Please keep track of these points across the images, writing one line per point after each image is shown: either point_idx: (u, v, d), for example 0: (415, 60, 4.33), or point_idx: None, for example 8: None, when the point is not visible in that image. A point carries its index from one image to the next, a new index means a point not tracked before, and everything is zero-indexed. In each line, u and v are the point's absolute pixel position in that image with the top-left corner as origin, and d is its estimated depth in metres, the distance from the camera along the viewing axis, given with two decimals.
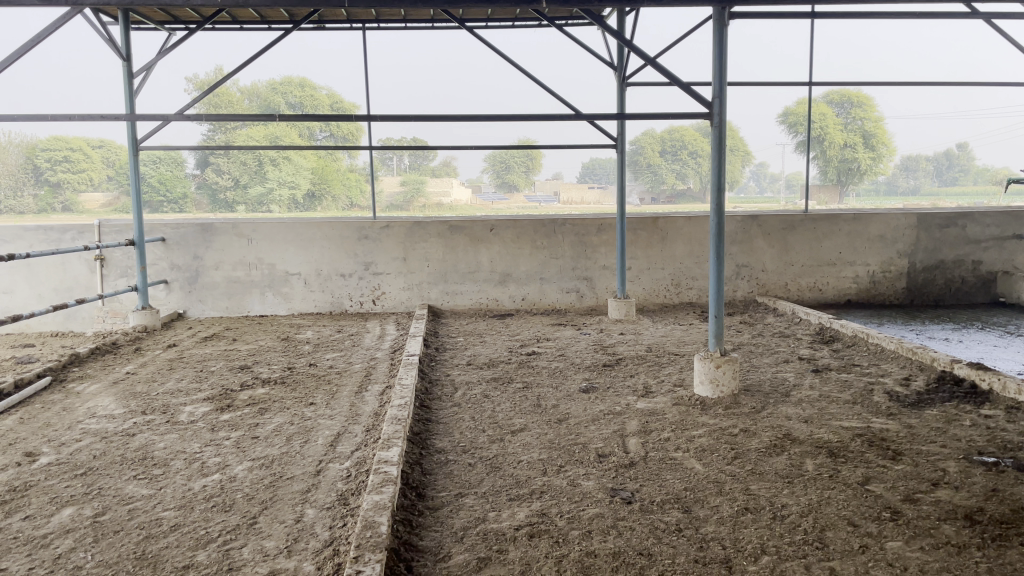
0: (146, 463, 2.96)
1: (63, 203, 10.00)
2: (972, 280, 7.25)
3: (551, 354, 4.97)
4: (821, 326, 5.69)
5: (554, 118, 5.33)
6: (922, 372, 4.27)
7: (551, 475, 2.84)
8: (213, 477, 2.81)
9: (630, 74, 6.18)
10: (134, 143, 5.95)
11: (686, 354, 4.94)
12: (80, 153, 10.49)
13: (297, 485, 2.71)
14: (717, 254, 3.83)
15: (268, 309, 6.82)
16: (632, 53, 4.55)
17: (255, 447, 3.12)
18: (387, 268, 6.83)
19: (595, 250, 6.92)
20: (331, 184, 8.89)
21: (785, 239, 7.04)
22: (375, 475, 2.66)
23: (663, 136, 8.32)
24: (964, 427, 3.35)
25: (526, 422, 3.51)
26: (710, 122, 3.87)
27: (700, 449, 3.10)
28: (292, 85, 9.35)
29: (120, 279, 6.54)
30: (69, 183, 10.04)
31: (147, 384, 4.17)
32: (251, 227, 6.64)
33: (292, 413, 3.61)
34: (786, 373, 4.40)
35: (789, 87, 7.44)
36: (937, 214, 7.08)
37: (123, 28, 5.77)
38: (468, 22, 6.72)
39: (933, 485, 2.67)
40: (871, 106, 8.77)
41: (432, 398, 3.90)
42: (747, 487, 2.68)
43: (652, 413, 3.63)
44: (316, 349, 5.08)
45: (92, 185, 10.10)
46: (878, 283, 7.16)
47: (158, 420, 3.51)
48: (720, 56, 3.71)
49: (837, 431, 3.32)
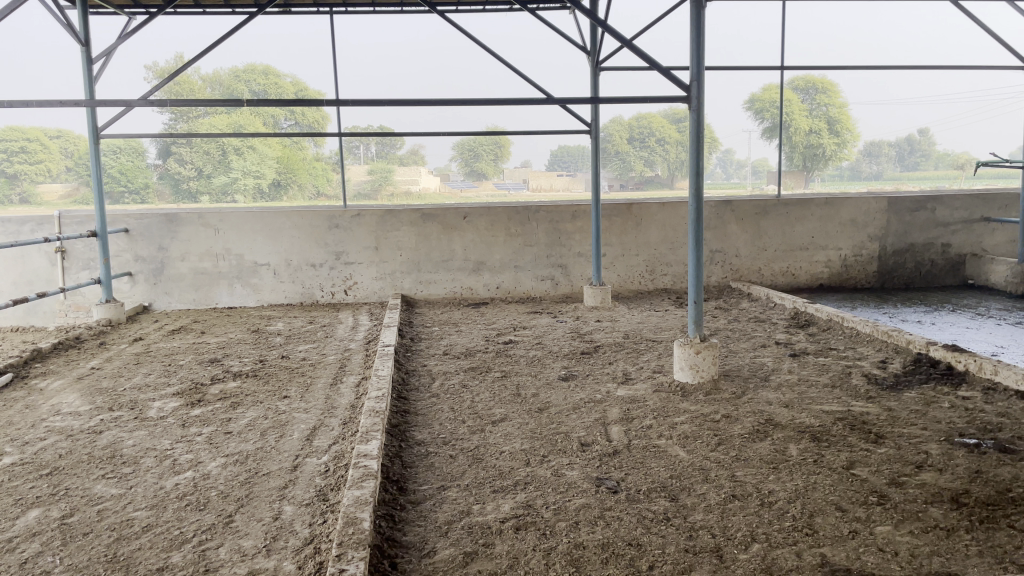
0: (115, 461, 2.86)
1: (22, 195, 9.87)
2: (941, 263, 7.33)
3: (528, 343, 4.92)
4: (796, 310, 5.71)
5: (528, 103, 5.25)
6: (899, 355, 4.29)
7: (535, 466, 2.79)
8: (185, 475, 2.71)
9: (604, 59, 6.12)
10: (94, 131, 5.76)
11: (664, 340, 4.91)
12: (37, 144, 10.02)
13: (274, 482, 2.62)
14: (696, 239, 3.80)
15: (237, 301, 6.67)
16: (608, 36, 4.48)
17: (229, 443, 3.03)
18: (358, 258, 6.72)
19: (570, 237, 6.87)
20: (299, 172, 8.73)
21: (758, 224, 7.05)
22: (355, 469, 2.58)
23: (631, 123, 8.31)
24: (943, 408, 3.36)
25: (506, 412, 3.46)
26: (687, 106, 3.82)
27: (684, 436, 3.07)
28: (257, 74, 9.09)
29: (82, 271, 6.34)
30: (26, 174, 9.86)
31: (113, 379, 4.04)
32: (218, 217, 6.49)
33: (266, 406, 3.52)
34: (764, 357, 4.40)
35: (762, 72, 7.43)
36: (907, 198, 7.14)
37: (81, 12, 5.57)
38: (438, 7, 6.62)
39: (918, 468, 2.67)
40: (835, 93, 8.74)
41: (409, 389, 3.83)
42: (733, 474, 2.65)
43: (633, 401, 3.59)
44: (288, 341, 4.98)
45: (51, 176, 9.81)
46: (849, 267, 7.21)
47: (126, 417, 3.39)
48: (698, 39, 3.66)
49: (819, 416, 3.32)
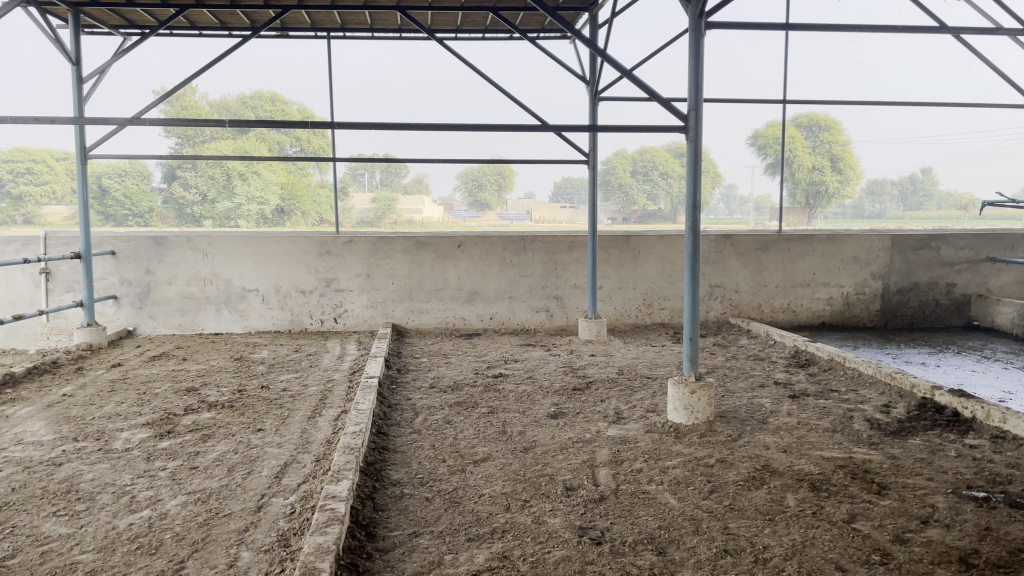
0: (69, 497, 2.68)
1: (24, 216, 9.39)
2: (946, 303, 7.17)
3: (519, 377, 4.76)
4: (796, 349, 5.54)
5: (524, 131, 5.11)
6: (902, 399, 4.11)
7: (514, 511, 2.62)
8: (141, 514, 2.54)
9: (604, 88, 6.02)
10: (82, 151, 5.65)
11: (660, 377, 4.74)
12: (43, 165, 10.00)
13: (234, 524, 2.45)
14: (693, 272, 3.66)
15: (224, 327, 6.52)
16: (608, 65, 4.34)
17: (193, 479, 2.86)
18: (350, 285, 6.58)
19: (566, 269, 6.74)
20: (303, 199, 8.67)
21: (759, 259, 6.92)
22: (321, 512, 2.41)
23: (635, 156, 8.33)
24: (949, 457, 3.19)
25: (490, 451, 3.29)
26: (685, 137, 3.69)
27: (675, 482, 2.90)
28: (262, 100, 9.03)
29: (66, 294, 6.21)
30: (30, 196, 9.43)
31: (83, 407, 3.88)
32: (207, 241, 6.37)
33: (237, 440, 3.35)
34: (762, 399, 4.22)
35: (764, 107, 7.31)
36: (911, 236, 7.00)
37: (73, 30, 5.48)
38: (438, 34, 6.54)
39: (923, 523, 2.49)
40: (838, 130, 8.93)
41: (390, 425, 3.66)
42: (726, 526, 2.48)
43: (623, 441, 3.43)
44: (271, 370, 4.82)
45: (56, 197, 9.53)
46: (851, 305, 7.06)
47: (90, 448, 3.23)
48: (697, 69, 3.54)
49: (818, 462, 3.15)
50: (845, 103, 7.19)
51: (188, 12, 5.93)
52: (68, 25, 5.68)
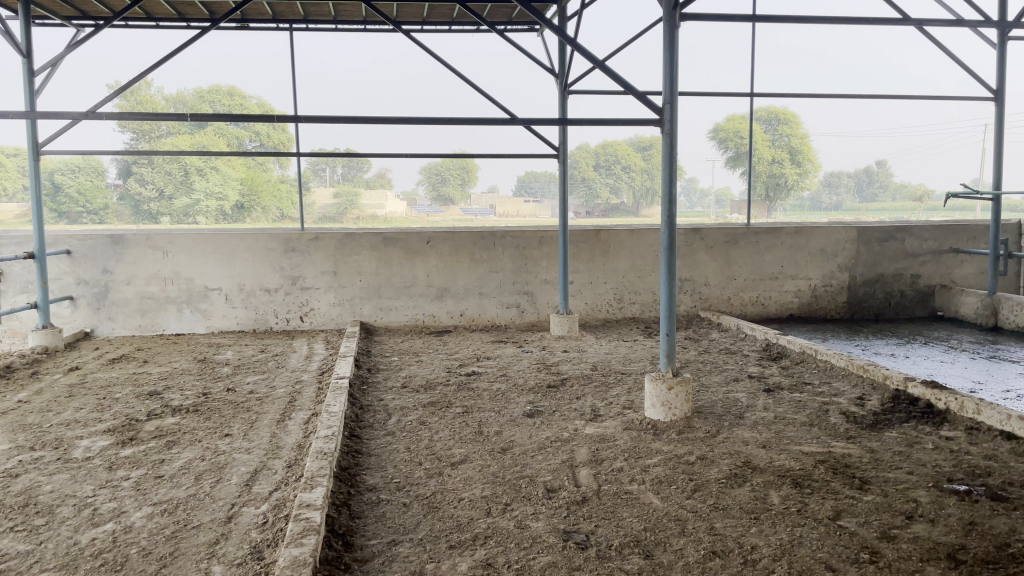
0: (27, 511, 2.54)
1: None
2: (911, 294, 7.26)
3: (492, 375, 4.68)
4: (767, 341, 5.55)
5: (493, 125, 5.03)
6: (876, 391, 4.12)
7: (496, 516, 2.55)
8: (105, 528, 2.41)
9: (573, 82, 5.97)
10: (35, 147, 5.43)
11: (634, 373, 4.71)
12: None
13: (204, 537, 2.34)
14: (668, 267, 3.62)
15: (185, 327, 6.34)
16: (581, 58, 4.25)
17: (159, 489, 2.73)
18: (316, 283, 6.45)
19: (536, 264, 6.68)
20: (263, 195, 8.45)
21: (728, 252, 6.93)
22: (295, 523, 2.31)
23: (597, 150, 8.25)
24: (927, 450, 3.19)
25: (467, 453, 3.21)
26: (659, 131, 3.64)
27: (657, 480, 2.85)
28: (219, 94, 8.90)
29: (19, 295, 5.99)
30: None
31: (40, 415, 3.71)
32: (166, 239, 6.18)
33: (204, 446, 3.23)
34: (738, 393, 4.20)
35: (731, 101, 7.31)
36: (877, 228, 7.07)
37: (23, 21, 5.26)
38: (403, 26, 6.41)
39: (908, 519, 2.48)
40: (797, 124, 8.58)
41: (362, 427, 3.56)
42: (712, 526, 2.44)
43: (602, 440, 3.38)
44: (236, 371, 4.68)
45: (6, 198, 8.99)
46: (819, 297, 7.11)
47: (48, 458, 3.08)
48: (671, 61, 3.50)
49: (799, 457, 3.13)
50: (811, 96, 7.22)
51: (145, 3, 5.73)
52: (17, 16, 5.45)
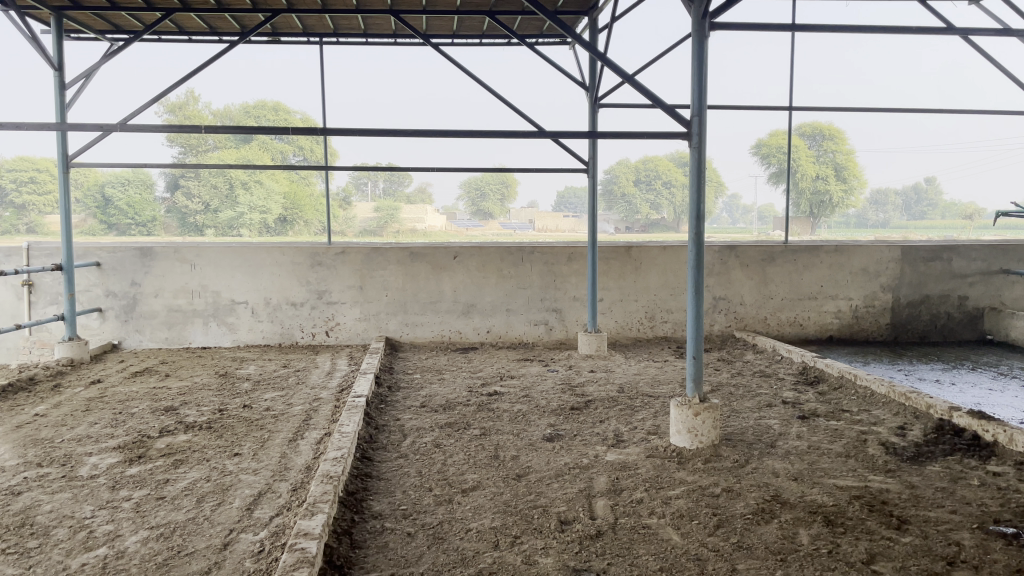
0: (21, 532, 2.47)
1: (28, 225, 8.45)
2: (958, 316, 6.95)
3: (515, 395, 4.53)
4: (804, 365, 5.32)
5: (520, 138, 4.90)
6: (918, 420, 3.90)
7: (503, 550, 2.41)
8: (97, 552, 2.32)
9: (604, 95, 5.84)
10: (65, 158, 5.47)
11: (661, 396, 4.52)
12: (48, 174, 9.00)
13: (196, 565, 2.24)
14: (695, 286, 3.45)
15: (212, 340, 6.33)
16: (608, 69, 4.10)
17: (158, 512, 2.65)
18: (341, 297, 6.39)
19: (565, 280, 6.53)
20: (306, 208, 8.46)
21: (765, 270, 6.72)
22: (289, 553, 2.19)
23: (637, 166, 7.89)
24: (972, 487, 2.98)
25: (480, 479, 3.07)
26: (688, 145, 3.48)
27: (678, 515, 2.69)
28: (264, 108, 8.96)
29: (49, 306, 6.05)
30: (35, 205, 8.62)
31: (53, 429, 3.67)
32: (194, 252, 6.18)
33: (211, 466, 3.15)
34: (770, 420, 3.99)
35: (770, 114, 7.09)
36: (922, 247, 6.79)
37: (55, 35, 5.31)
38: (433, 39, 6.33)
39: (949, 565, 2.28)
40: (842, 140, 8.39)
41: (375, 449, 3.45)
42: (734, 567, 2.27)
43: (623, 468, 3.22)
44: (255, 388, 4.60)
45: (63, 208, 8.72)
46: (861, 318, 6.84)
47: (53, 475, 3.02)
48: (699, 74, 3.35)
49: (832, 492, 2.93)
50: (853, 111, 6.97)
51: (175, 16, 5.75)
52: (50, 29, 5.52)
